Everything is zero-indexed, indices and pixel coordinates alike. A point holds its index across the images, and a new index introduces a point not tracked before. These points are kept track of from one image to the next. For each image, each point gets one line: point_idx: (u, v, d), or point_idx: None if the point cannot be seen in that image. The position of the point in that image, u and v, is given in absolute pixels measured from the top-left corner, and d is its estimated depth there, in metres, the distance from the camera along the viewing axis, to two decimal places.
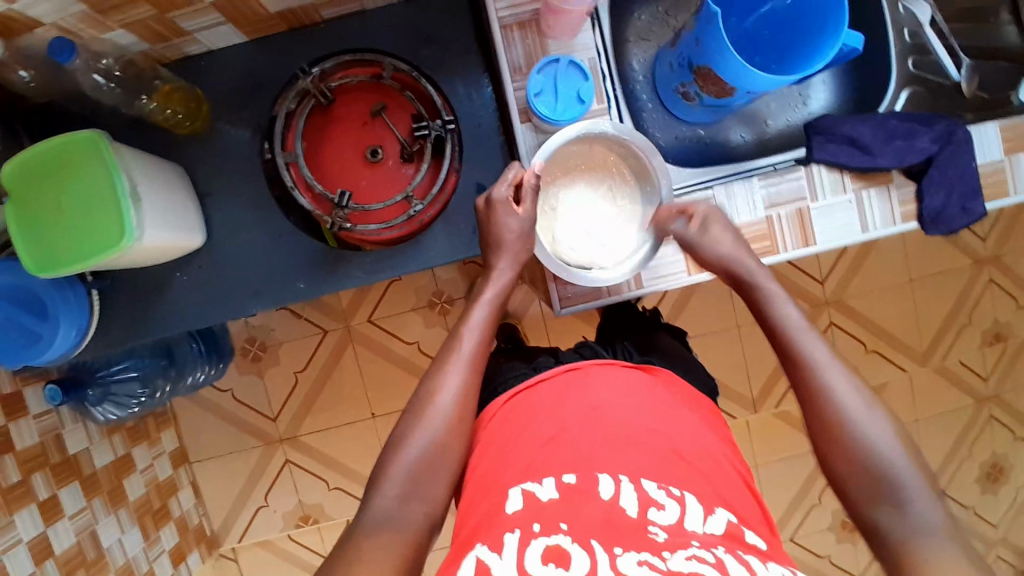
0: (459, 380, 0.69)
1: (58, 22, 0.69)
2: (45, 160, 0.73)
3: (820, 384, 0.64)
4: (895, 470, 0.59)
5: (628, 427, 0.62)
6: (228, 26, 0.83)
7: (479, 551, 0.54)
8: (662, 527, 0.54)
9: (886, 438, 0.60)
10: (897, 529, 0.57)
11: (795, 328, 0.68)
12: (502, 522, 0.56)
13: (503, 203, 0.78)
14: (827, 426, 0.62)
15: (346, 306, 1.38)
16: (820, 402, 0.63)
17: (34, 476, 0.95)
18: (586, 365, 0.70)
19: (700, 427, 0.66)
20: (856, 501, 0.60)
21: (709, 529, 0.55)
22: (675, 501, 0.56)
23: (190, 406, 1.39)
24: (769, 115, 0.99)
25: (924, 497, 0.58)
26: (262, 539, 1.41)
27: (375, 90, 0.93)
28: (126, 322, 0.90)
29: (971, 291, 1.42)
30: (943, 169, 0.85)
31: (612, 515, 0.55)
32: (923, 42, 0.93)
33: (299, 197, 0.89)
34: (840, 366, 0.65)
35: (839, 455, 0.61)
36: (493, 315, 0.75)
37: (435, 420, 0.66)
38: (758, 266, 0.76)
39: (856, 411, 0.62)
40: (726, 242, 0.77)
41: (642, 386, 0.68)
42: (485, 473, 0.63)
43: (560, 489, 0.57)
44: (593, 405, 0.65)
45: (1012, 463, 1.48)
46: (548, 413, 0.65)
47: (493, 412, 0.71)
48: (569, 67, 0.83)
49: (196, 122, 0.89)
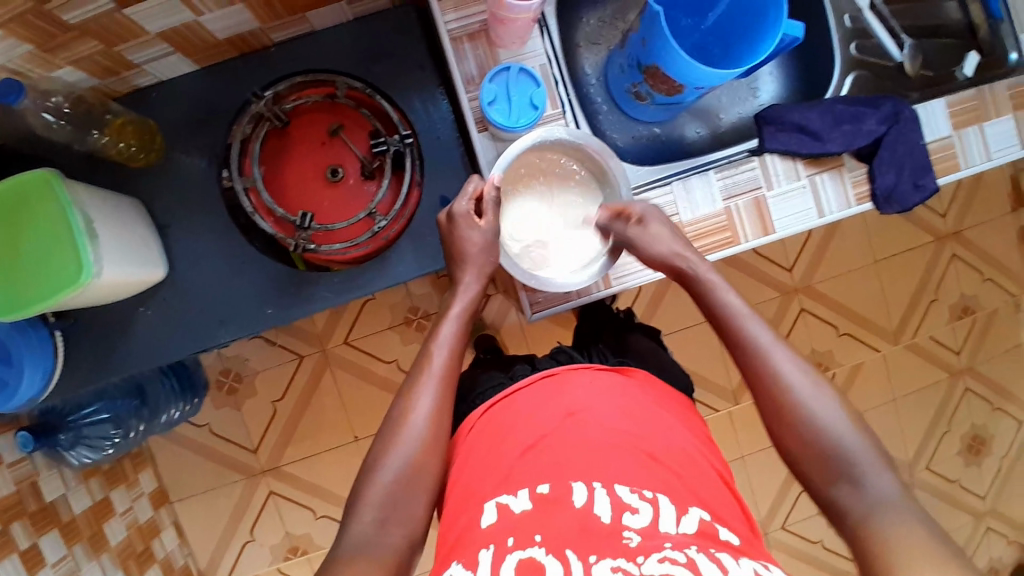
0: (432, 397, 0.69)
1: (4, 63, 0.68)
2: (3, 201, 0.72)
3: (770, 369, 0.65)
4: (847, 447, 0.60)
5: (602, 428, 0.63)
6: (177, 55, 0.82)
7: (455, 569, 0.55)
8: (636, 531, 0.54)
9: (838, 417, 0.62)
10: (858, 506, 0.58)
11: (743, 314, 0.69)
12: (477, 539, 0.56)
13: (464, 216, 0.79)
14: (783, 409, 0.63)
15: (321, 330, 1.37)
16: (777, 385, 0.64)
17: (14, 526, 0.93)
18: (562, 371, 0.71)
19: (676, 427, 0.66)
20: (814, 483, 0.61)
21: (683, 529, 0.55)
22: (648, 503, 0.56)
23: (167, 444, 1.36)
24: (721, 110, 1.02)
25: (878, 470, 0.59)
26: (252, 574, 1.39)
27: (331, 111, 0.95)
28: (92, 362, 0.88)
29: (936, 267, 1.45)
30: (891, 148, 0.87)
31: (587, 522, 0.55)
32: (864, 26, 0.96)
33: (261, 222, 0.89)
34: (788, 350, 0.66)
35: (796, 438, 0.62)
36: (463, 329, 0.75)
37: (409, 439, 0.66)
38: (700, 257, 0.76)
39: (806, 393, 0.63)
40: (663, 237, 0.77)
41: (617, 388, 0.68)
42: (464, 487, 0.63)
43: (534, 500, 0.57)
44: (568, 410, 0.65)
45: (991, 433, 1.51)
46: (524, 422, 0.65)
47: (470, 425, 0.70)
48: (519, 74, 0.85)
49: (150, 154, 0.88)
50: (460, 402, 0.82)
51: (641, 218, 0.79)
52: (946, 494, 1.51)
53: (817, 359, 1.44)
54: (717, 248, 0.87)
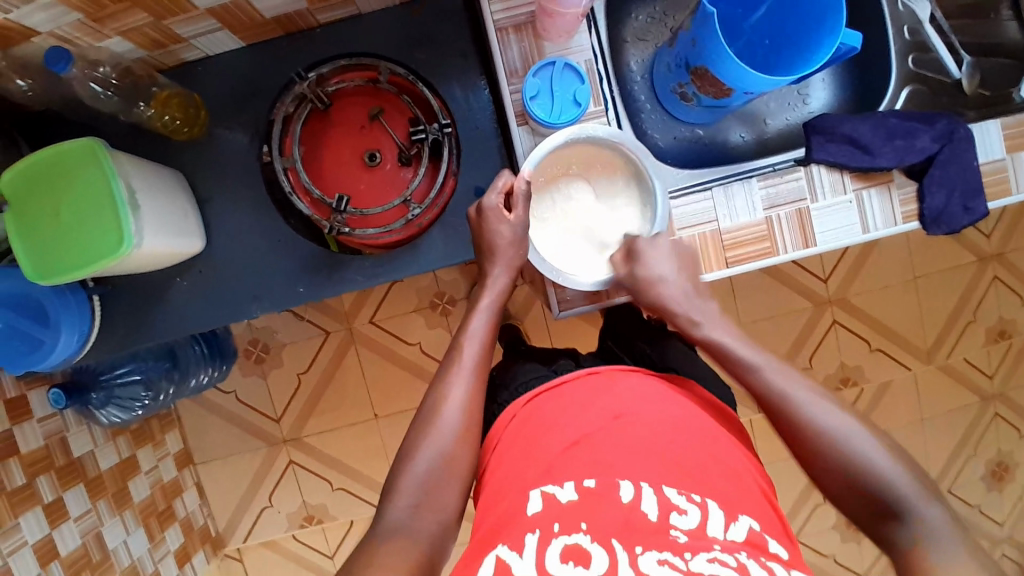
0: (464, 389, 0.69)
1: (55, 31, 0.69)
2: (60, 159, 0.73)
3: (801, 416, 0.64)
4: (888, 480, 0.59)
5: (652, 430, 0.62)
6: (224, 31, 0.82)
7: (501, 550, 0.54)
8: (683, 531, 0.54)
9: (876, 451, 0.61)
10: (908, 540, 0.57)
11: (761, 364, 0.69)
12: (522, 524, 0.56)
13: (494, 209, 0.79)
14: (814, 449, 0.63)
15: (348, 308, 1.38)
16: (805, 429, 0.64)
17: (39, 480, 0.96)
18: (608, 371, 0.70)
19: (725, 440, 0.65)
20: (861, 518, 0.61)
21: (731, 536, 0.54)
22: (696, 506, 0.56)
23: (194, 407, 1.39)
24: (769, 115, 0.99)
25: (923, 497, 0.58)
26: (267, 540, 1.42)
27: (372, 96, 0.93)
28: (127, 327, 0.91)
29: (976, 289, 1.41)
30: (942, 168, 0.84)
31: (632, 518, 0.54)
32: (923, 39, 0.91)
33: (298, 202, 0.89)
34: (809, 388, 0.67)
35: (826, 473, 0.62)
36: (492, 324, 0.76)
37: (445, 433, 0.66)
38: (704, 304, 0.77)
39: (847, 432, 0.62)
40: (669, 277, 0.78)
41: (661, 394, 0.68)
42: (503, 475, 0.63)
43: (580, 492, 0.57)
44: (616, 411, 0.64)
45: (1018, 461, 1.47)
46: (568, 418, 0.65)
47: (511, 414, 0.70)
48: (564, 70, 0.83)
49: (193, 129, 0.89)
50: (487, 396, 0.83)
51: (640, 253, 0.80)
52: (964, 519, 1.48)
53: (845, 374, 1.41)
54: (754, 258, 0.85)
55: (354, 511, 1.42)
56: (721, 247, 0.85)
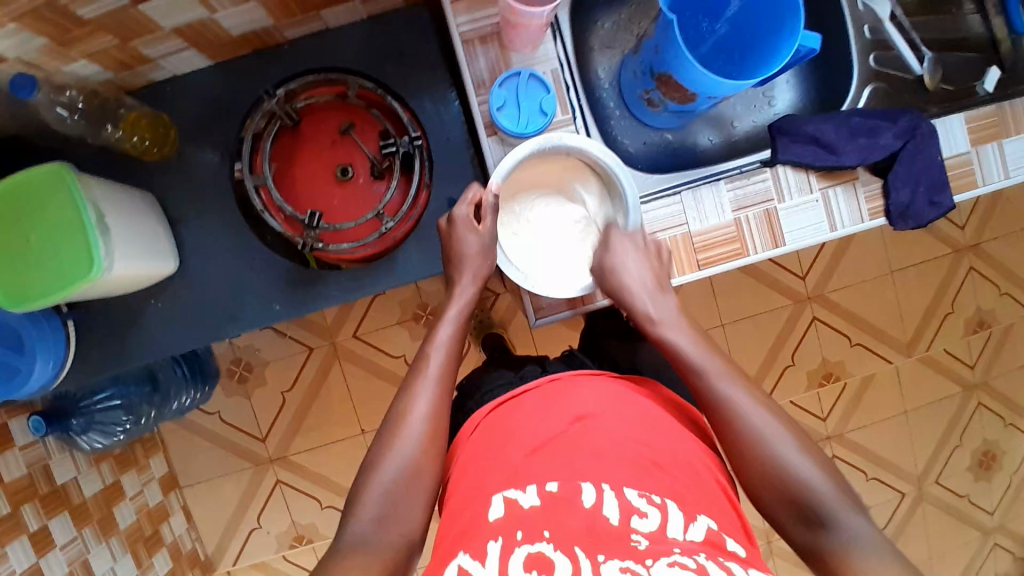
0: (429, 400, 0.69)
1: (21, 57, 0.69)
2: (28, 187, 0.73)
3: (738, 419, 0.65)
4: (811, 486, 0.60)
5: (609, 432, 0.63)
6: (192, 51, 0.83)
7: (462, 559, 0.55)
8: (644, 535, 0.54)
9: (808, 466, 0.61)
10: (831, 544, 0.57)
11: (709, 368, 0.69)
12: (484, 532, 0.56)
13: (463, 220, 0.80)
14: (744, 454, 0.64)
15: (330, 323, 1.38)
16: (739, 428, 0.65)
17: (24, 509, 0.95)
18: (568, 376, 0.70)
19: (682, 436, 0.66)
20: (789, 529, 0.61)
21: (690, 537, 0.55)
22: (657, 509, 0.56)
23: (177, 428, 1.38)
24: (736, 118, 1.00)
25: (842, 507, 0.59)
26: (258, 560, 1.41)
27: (343, 110, 0.94)
28: (103, 350, 0.90)
29: (954, 279, 1.43)
30: (907, 163, 0.86)
31: (595, 522, 0.55)
32: (884, 37, 0.93)
33: (270, 219, 0.89)
34: (746, 390, 0.67)
35: (762, 483, 0.63)
36: (459, 333, 0.76)
37: (409, 441, 0.66)
38: (660, 298, 0.78)
39: (776, 437, 0.63)
40: (629, 267, 0.79)
41: (622, 395, 0.68)
42: (466, 485, 0.63)
43: (543, 497, 0.57)
44: (575, 415, 0.64)
45: (1003, 449, 1.49)
46: (529, 423, 0.65)
47: (475, 423, 0.70)
48: (530, 80, 0.84)
49: (164, 148, 0.89)
50: (465, 399, 0.82)
51: (609, 241, 0.81)
52: (954, 509, 1.49)
53: (827, 370, 1.42)
54: (724, 259, 0.86)
55: None
56: (693, 248, 0.86)
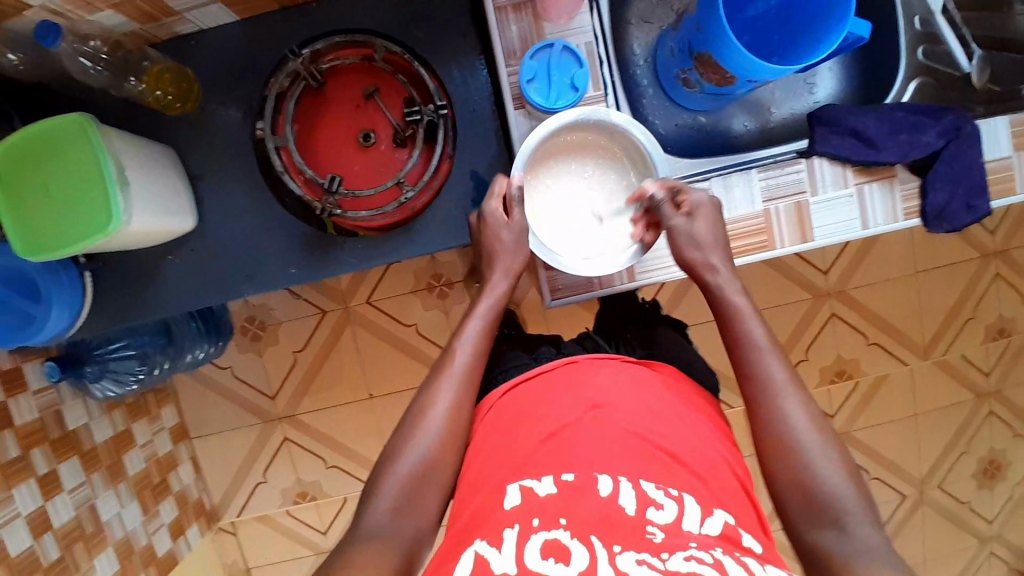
0: (452, 394, 0.67)
1: (45, 3, 0.67)
2: (51, 134, 0.72)
3: (774, 406, 0.63)
4: (833, 492, 0.58)
5: (627, 420, 0.62)
6: (218, 5, 0.81)
7: (479, 545, 0.54)
8: (660, 527, 0.54)
9: (830, 466, 0.60)
10: (840, 550, 0.57)
11: (761, 346, 0.66)
12: (499, 519, 0.55)
13: (494, 215, 0.77)
14: (772, 440, 0.62)
15: (345, 287, 1.38)
16: (775, 415, 0.63)
17: (33, 452, 0.97)
18: (585, 360, 0.71)
19: (703, 426, 0.65)
20: (795, 522, 0.60)
21: (706, 530, 0.54)
22: (673, 501, 0.56)
23: (189, 381, 1.40)
24: (773, 104, 0.97)
25: (858, 515, 0.57)
26: (261, 515, 1.43)
27: (369, 74, 0.92)
28: (118, 303, 0.90)
29: (978, 285, 1.39)
30: (947, 164, 0.83)
31: (611, 512, 0.54)
32: (935, 30, 0.89)
33: (290, 181, 0.88)
34: (788, 373, 0.65)
35: (783, 468, 0.61)
36: (488, 329, 0.73)
37: (427, 436, 0.65)
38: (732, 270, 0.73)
39: (802, 431, 0.62)
40: (710, 243, 0.73)
41: (642, 382, 0.68)
42: (479, 469, 0.63)
43: (559, 485, 0.57)
44: (592, 402, 0.64)
45: (1010, 458, 1.47)
46: (544, 410, 0.65)
47: (489, 404, 0.70)
48: (563, 52, 0.82)
49: (186, 103, 0.88)
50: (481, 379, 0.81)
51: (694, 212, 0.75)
52: (954, 515, 1.48)
53: (840, 366, 1.40)
54: (750, 250, 0.84)
55: (348, 489, 1.43)
56: None
